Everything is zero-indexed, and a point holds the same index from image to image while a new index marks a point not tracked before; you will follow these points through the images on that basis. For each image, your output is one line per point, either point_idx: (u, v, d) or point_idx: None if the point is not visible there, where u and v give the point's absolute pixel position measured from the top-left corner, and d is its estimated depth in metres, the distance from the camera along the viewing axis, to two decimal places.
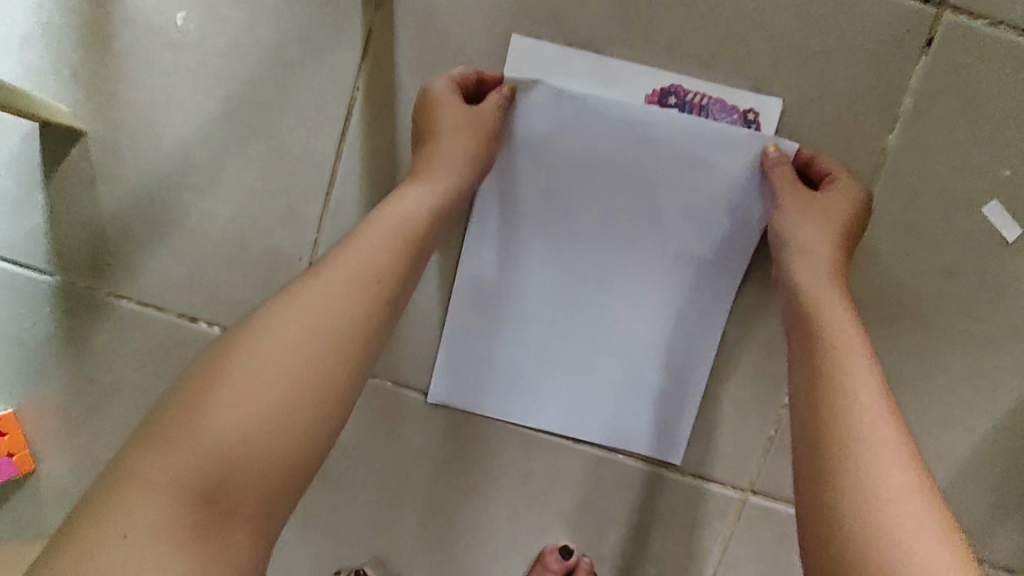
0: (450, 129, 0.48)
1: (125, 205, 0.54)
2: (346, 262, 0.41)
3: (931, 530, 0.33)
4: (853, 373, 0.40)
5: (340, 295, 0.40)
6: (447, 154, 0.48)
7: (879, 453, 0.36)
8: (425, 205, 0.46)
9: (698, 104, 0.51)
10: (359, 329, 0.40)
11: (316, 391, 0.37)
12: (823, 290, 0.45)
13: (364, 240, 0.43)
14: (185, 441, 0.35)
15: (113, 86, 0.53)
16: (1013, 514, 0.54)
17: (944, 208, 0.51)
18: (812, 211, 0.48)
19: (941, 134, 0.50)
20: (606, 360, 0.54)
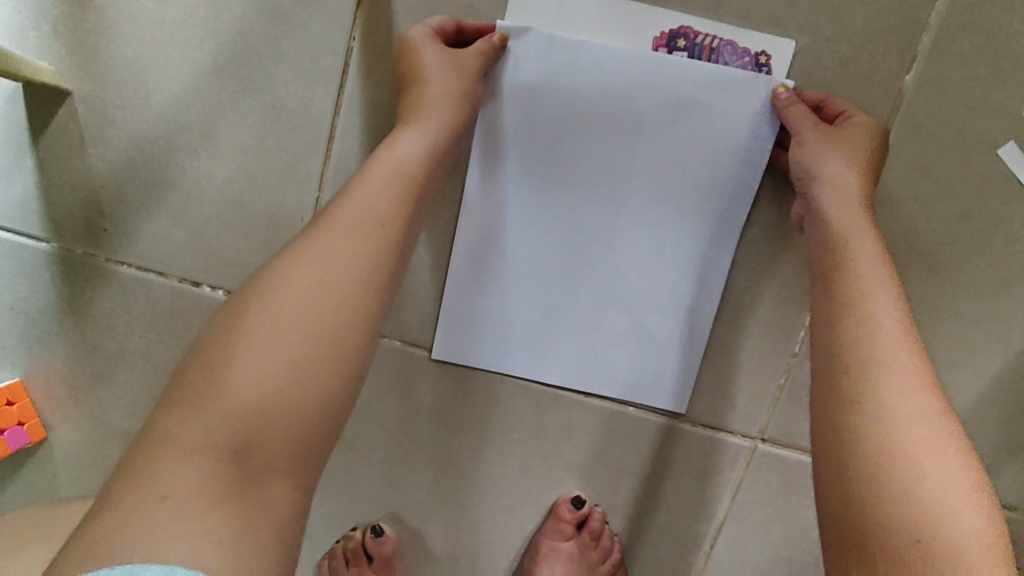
0: (436, 73, 0.46)
1: (118, 167, 0.52)
2: (352, 216, 0.40)
3: (949, 456, 0.34)
4: (873, 301, 0.40)
5: (352, 250, 0.39)
6: (434, 100, 0.45)
7: (900, 381, 0.36)
8: (418, 154, 0.43)
9: (709, 47, 0.49)
10: (371, 281, 0.39)
11: (337, 345, 0.37)
12: (851, 223, 0.43)
13: (370, 191, 0.41)
14: (213, 400, 0.35)
15: (97, 41, 0.50)
16: (1018, 454, 0.55)
17: (960, 150, 0.50)
18: (835, 144, 0.46)
19: (960, 72, 0.49)
20: (615, 313, 0.53)
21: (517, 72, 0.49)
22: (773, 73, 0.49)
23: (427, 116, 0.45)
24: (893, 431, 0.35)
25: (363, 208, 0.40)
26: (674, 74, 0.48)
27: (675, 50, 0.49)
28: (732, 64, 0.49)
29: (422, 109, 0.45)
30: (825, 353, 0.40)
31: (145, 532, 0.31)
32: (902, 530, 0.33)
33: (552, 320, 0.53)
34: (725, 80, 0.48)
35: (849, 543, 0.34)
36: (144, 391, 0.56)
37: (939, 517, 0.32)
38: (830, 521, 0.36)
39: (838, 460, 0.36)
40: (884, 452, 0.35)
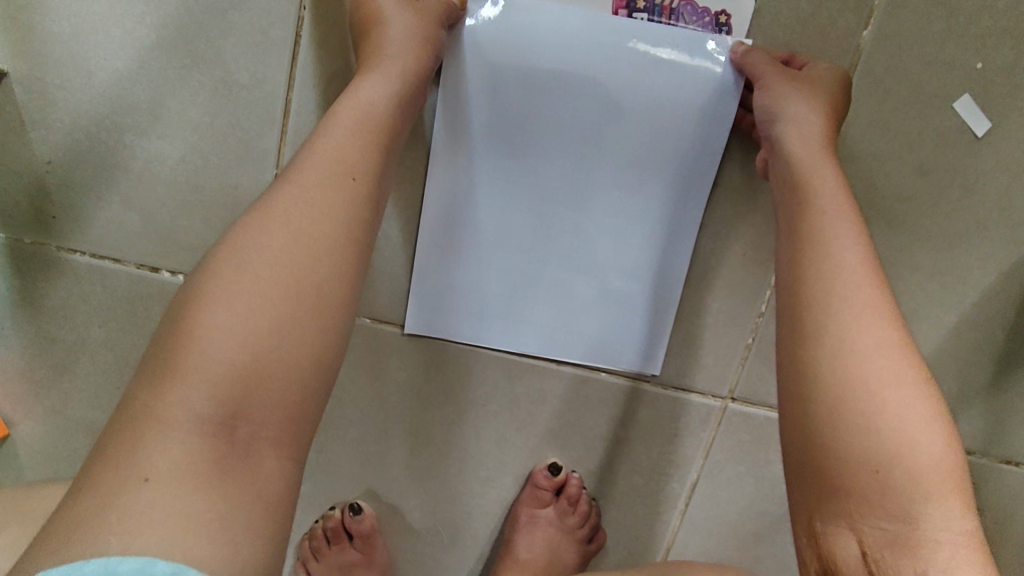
0: (393, 30, 0.44)
1: (63, 150, 0.50)
2: (316, 175, 0.39)
3: (908, 386, 0.35)
4: (836, 236, 0.40)
5: (318, 219, 0.37)
6: (390, 59, 0.43)
7: (860, 314, 0.37)
8: (382, 115, 0.42)
9: (668, 8, 0.49)
10: (341, 243, 0.38)
11: (310, 317, 0.36)
12: (815, 163, 0.43)
13: (332, 150, 0.40)
14: (189, 371, 0.34)
15: (31, 15, 0.48)
16: (975, 401, 0.57)
17: (918, 104, 0.51)
18: (798, 88, 0.45)
19: (916, 27, 0.49)
20: (586, 278, 0.53)
21: (476, 35, 0.48)
22: (732, 33, 0.49)
23: (381, 74, 0.43)
24: (857, 362, 0.36)
25: (328, 166, 0.39)
26: (637, 27, 0.48)
27: (635, 11, 0.49)
28: (692, 24, 0.49)
29: (375, 68, 0.43)
30: (789, 290, 0.40)
31: (127, 520, 0.31)
32: (862, 465, 0.34)
33: (521, 288, 0.53)
34: (689, 35, 0.48)
35: (813, 481, 0.36)
36: (107, 382, 0.54)
37: (895, 452, 0.34)
38: (794, 458, 0.37)
39: (800, 397, 0.37)
40: (846, 386, 0.35)
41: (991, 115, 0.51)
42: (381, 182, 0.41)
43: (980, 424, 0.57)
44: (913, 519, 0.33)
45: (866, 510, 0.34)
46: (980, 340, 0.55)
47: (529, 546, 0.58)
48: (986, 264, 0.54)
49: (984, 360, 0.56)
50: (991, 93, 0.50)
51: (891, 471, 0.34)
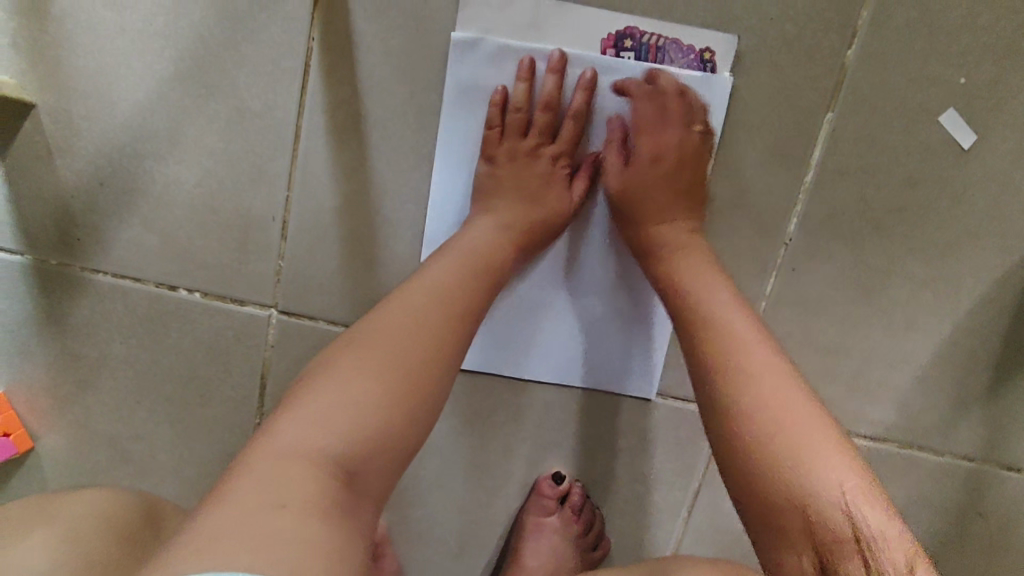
0: (522, 167, 0.51)
1: (87, 176, 0.53)
2: (434, 274, 0.46)
3: (804, 415, 0.41)
4: (715, 293, 0.48)
5: (434, 310, 0.44)
6: (511, 198, 0.51)
7: (749, 363, 0.44)
8: (494, 237, 0.50)
9: (654, 46, 0.51)
10: (453, 332, 0.44)
11: (418, 385, 0.41)
12: (683, 248, 0.50)
13: (447, 258, 0.48)
14: (313, 413, 0.38)
15: (57, 53, 0.51)
16: (973, 408, 0.58)
17: (904, 119, 0.52)
18: (631, 170, 0.52)
19: (898, 46, 0.51)
20: (600, 311, 0.56)
21: (477, 78, 0.51)
22: (716, 70, 0.51)
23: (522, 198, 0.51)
24: (756, 404, 0.42)
25: (449, 264, 0.47)
26: (624, 67, 0.51)
27: (622, 50, 0.51)
28: (677, 62, 0.51)
29: (495, 204, 0.51)
30: (694, 367, 0.46)
31: (265, 541, 0.32)
32: (804, 490, 0.39)
33: (563, 333, 0.56)
34: (674, 73, 0.51)
35: (758, 510, 0.40)
36: (127, 397, 0.57)
37: (825, 476, 0.39)
38: (748, 500, 0.41)
39: (738, 453, 0.42)
40: (757, 422, 0.41)
41: (976, 128, 0.52)
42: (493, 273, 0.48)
43: (980, 431, 0.58)
44: (854, 529, 0.37)
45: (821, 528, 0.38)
46: (976, 347, 0.56)
47: (535, 551, 0.59)
48: (978, 272, 0.55)
49: (981, 366, 0.57)
50: (974, 107, 0.52)
51: (823, 481, 0.39)
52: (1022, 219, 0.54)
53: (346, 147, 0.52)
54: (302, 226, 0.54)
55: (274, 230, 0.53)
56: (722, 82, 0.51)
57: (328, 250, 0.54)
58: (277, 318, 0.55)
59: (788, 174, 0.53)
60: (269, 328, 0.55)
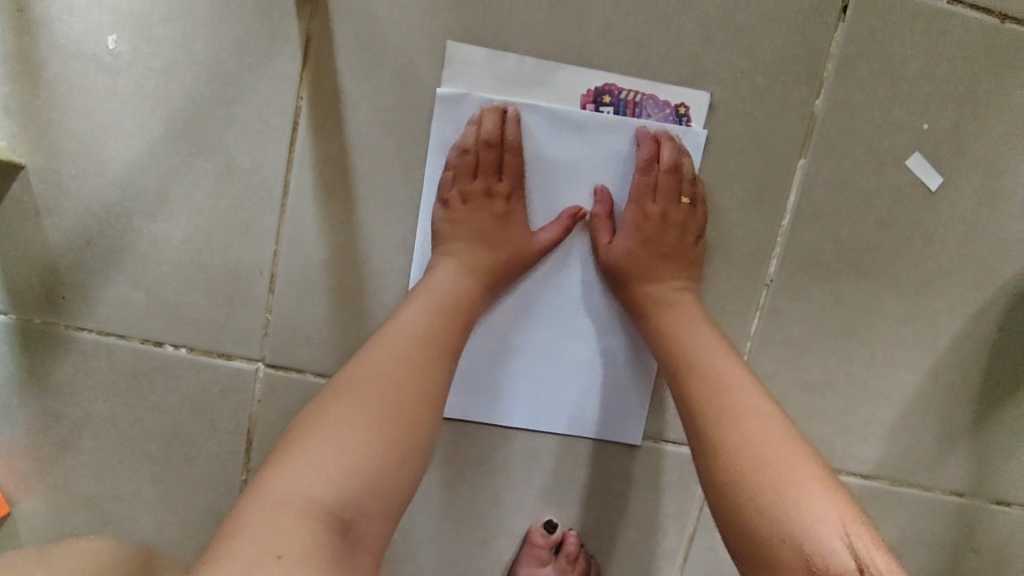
0: (480, 209, 0.52)
1: (74, 235, 0.53)
2: (416, 316, 0.47)
3: (792, 454, 0.43)
4: (701, 337, 0.50)
5: (419, 355, 0.45)
6: (474, 240, 0.51)
7: (737, 405, 0.45)
8: (464, 280, 0.50)
9: (632, 101, 0.53)
10: (439, 377, 0.45)
11: (405, 430, 0.41)
12: (670, 302, 0.52)
13: (425, 300, 0.48)
14: (306, 462, 0.38)
15: (48, 114, 0.52)
16: (960, 442, 0.58)
17: (873, 163, 0.54)
18: (627, 228, 0.53)
19: (864, 95, 0.54)
20: (584, 355, 0.56)
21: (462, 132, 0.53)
22: (692, 123, 0.53)
23: (483, 237, 0.51)
24: (744, 442, 0.43)
25: (430, 307, 0.48)
26: (604, 121, 0.53)
27: (602, 105, 0.53)
28: (654, 116, 0.53)
29: (459, 247, 0.51)
30: (685, 408, 0.48)
31: None
32: (801, 514, 0.39)
33: (535, 374, 0.56)
34: (651, 127, 0.53)
35: (751, 552, 0.40)
36: (109, 457, 0.56)
37: (819, 511, 0.39)
38: (736, 540, 0.42)
39: (727, 489, 0.43)
40: (746, 460, 0.43)
41: (941, 170, 0.55)
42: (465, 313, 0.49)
43: (968, 465, 0.59)
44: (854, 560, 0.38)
45: (818, 553, 0.38)
46: (958, 382, 0.57)
47: None
48: (955, 308, 0.57)
49: (964, 400, 0.58)
50: (938, 151, 0.54)
51: (815, 518, 0.39)
52: (992, 255, 0.56)
53: (334, 201, 0.53)
54: (291, 280, 0.54)
55: (263, 283, 0.54)
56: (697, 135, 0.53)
57: (316, 302, 0.54)
58: (265, 372, 0.55)
59: (766, 218, 0.55)
60: (257, 382, 0.55)
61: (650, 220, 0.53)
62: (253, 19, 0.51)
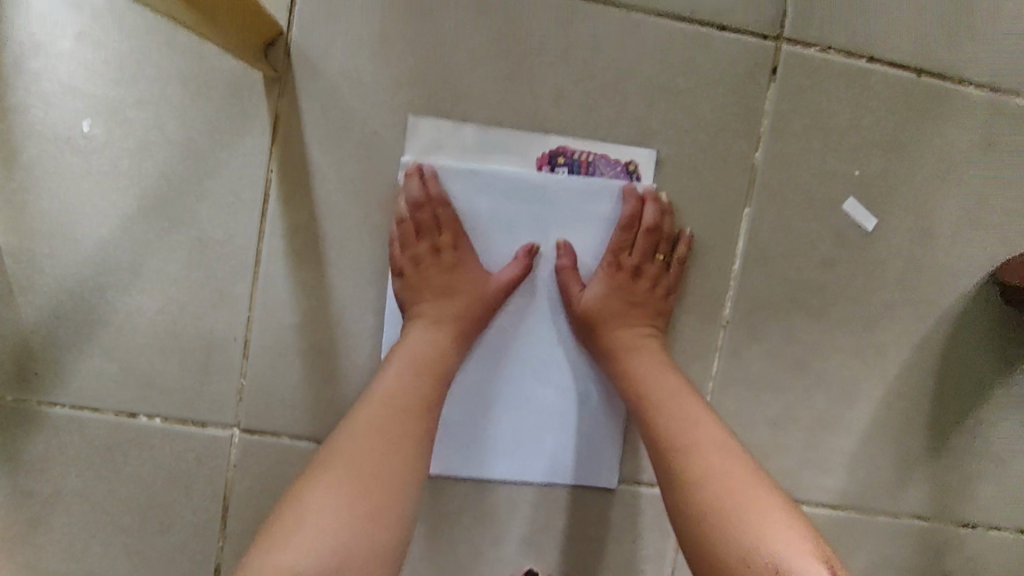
0: (432, 266, 0.54)
1: (47, 311, 0.54)
2: (394, 378, 0.50)
3: (757, 488, 0.45)
4: (668, 377, 0.52)
5: (399, 418, 0.48)
6: (434, 298, 0.54)
7: (706, 442, 0.48)
8: (433, 336, 0.52)
9: (585, 161, 0.56)
10: (419, 438, 0.48)
11: (386, 497, 0.45)
12: (637, 346, 0.55)
13: (400, 360, 0.51)
14: (293, 537, 0.41)
15: (22, 195, 0.53)
16: (916, 467, 0.61)
17: (813, 208, 0.58)
18: (604, 276, 0.56)
19: (798, 146, 0.58)
20: (556, 401, 0.58)
21: None
22: (642, 178, 0.57)
23: (441, 295, 0.54)
24: (713, 478, 0.46)
25: (407, 367, 0.50)
26: (559, 180, 0.56)
27: (557, 166, 0.56)
28: (607, 174, 0.57)
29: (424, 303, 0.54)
30: (656, 450, 0.49)
31: None
32: (776, 548, 0.42)
33: (509, 423, 0.58)
34: (604, 183, 0.56)
35: None
36: (82, 532, 0.55)
37: (785, 542, 0.42)
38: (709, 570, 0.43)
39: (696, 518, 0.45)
40: (716, 492, 0.45)
41: (875, 212, 0.59)
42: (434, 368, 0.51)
43: (926, 489, 0.61)
44: None
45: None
46: (909, 409, 0.60)
47: None
48: (899, 339, 0.60)
49: (916, 427, 0.61)
50: (870, 195, 0.59)
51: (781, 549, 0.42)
52: (928, 288, 0.60)
53: (305, 266, 0.55)
54: (265, 345, 0.55)
55: (237, 348, 0.55)
56: (648, 189, 0.57)
57: (290, 365, 0.56)
58: (240, 436, 0.56)
59: (718, 263, 0.58)
60: (232, 448, 0.56)
61: (623, 272, 0.56)
62: (223, 99, 0.54)
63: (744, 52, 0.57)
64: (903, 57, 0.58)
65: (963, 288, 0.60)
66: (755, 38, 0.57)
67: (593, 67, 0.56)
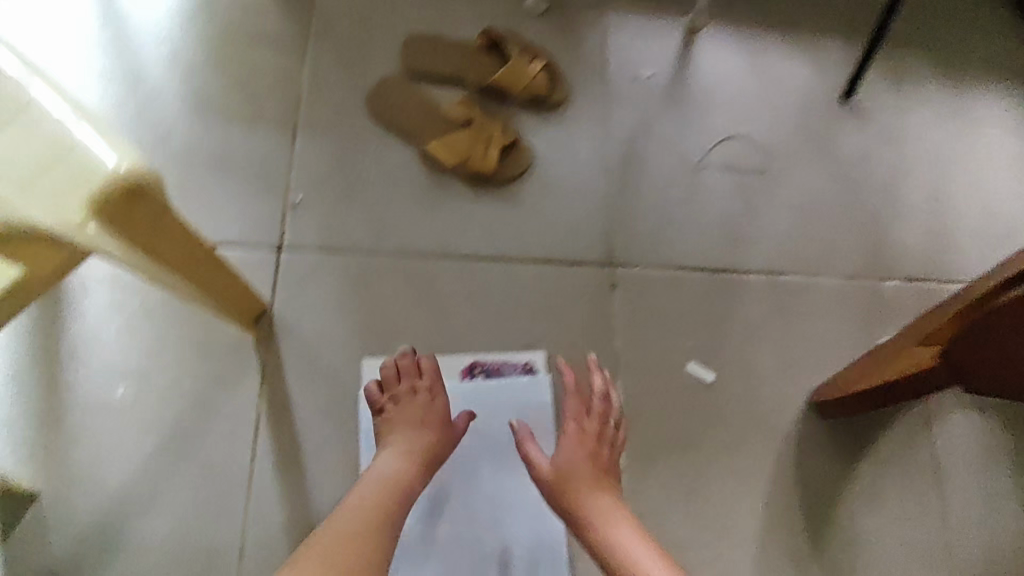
0: (395, 410, 0.68)
1: (74, 547, 0.65)
2: (360, 499, 0.58)
3: None
4: (603, 519, 0.62)
5: (355, 529, 0.55)
6: (399, 430, 0.66)
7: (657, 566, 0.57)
8: (395, 464, 0.63)
9: (495, 367, 0.77)
10: (375, 547, 0.55)
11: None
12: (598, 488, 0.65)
13: (367, 485, 0.60)
14: None
15: (62, 452, 0.68)
16: (801, 566, 0.75)
17: (667, 373, 0.79)
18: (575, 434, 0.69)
19: (645, 331, 0.80)
20: (515, 556, 0.71)
21: None
22: (539, 371, 0.77)
23: (411, 432, 0.66)
24: None
25: (369, 492, 0.59)
26: (479, 385, 0.76)
27: (475, 374, 0.76)
28: (513, 373, 0.77)
29: (394, 438, 0.66)
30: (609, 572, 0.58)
31: None
32: None
33: None
34: (512, 380, 0.76)
35: None
36: None
37: None
38: None
39: None
40: None
41: (712, 369, 0.80)
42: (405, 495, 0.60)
43: None
44: None
45: None
46: (781, 517, 0.76)
47: None
48: (758, 462, 0.77)
49: (791, 531, 0.76)
50: (706, 357, 0.80)
51: None
52: (768, 418, 0.79)
53: (289, 476, 0.70)
54: (258, 545, 0.67)
55: (234, 554, 0.67)
56: (544, 379, 0.77)
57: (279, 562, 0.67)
58: None
59: None
60: None
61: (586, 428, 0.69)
62: (222, 358, 0.73)
63: (592, 274, 0.81)
64: (702, 260, 0.83)
65: (793, 414, 0.80)
66: (597, 264, 0.81)
67: (489, 299, 0.79)
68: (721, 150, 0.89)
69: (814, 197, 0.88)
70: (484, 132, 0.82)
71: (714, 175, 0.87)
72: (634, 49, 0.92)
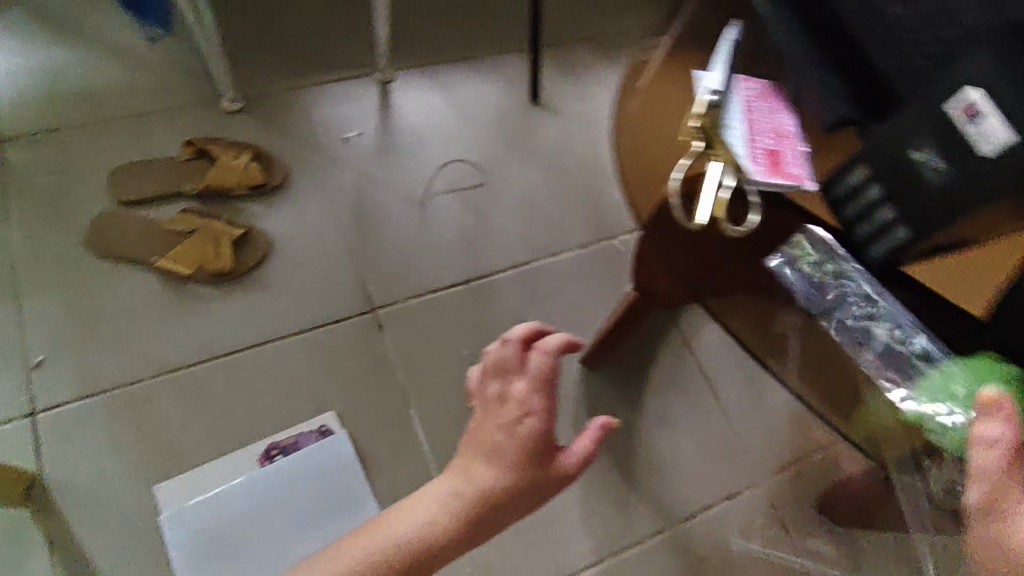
0: (510, 389, 0.50)
1: None
2: (406, 529, 0.47)
3: None
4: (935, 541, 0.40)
5: (427, 533, 0.46)
6: (495, 428, 0.48)
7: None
8: (465, 484, 0.47)
9: (290, 443, 0.80)
10: (420, 559, 0.46)
11: None
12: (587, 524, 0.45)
13: (421, 504, 0.48)
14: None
15: None
16: (624, 504, 0.83)
17: (452, 386, 0.85)
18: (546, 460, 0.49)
19: (421, 358, 0.86)
20: None
21: (190, 533, 0.73)
22: (334, 430, 0.81)
23: (498, 435, 0.48)
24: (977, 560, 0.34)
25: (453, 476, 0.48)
26: (279, 465, 0.78)
27: (273, 457, 0.79)
28: (310, 441, 0.80)
29: (470, 446, 0.50)
30: None
31: None
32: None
33: None
34: (311, 447, 0.79)
35: None
36: None
37: None
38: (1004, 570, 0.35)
39: None
40: None
41: None
42: (428, 547, 0.46)
43: (640, 513, 0.83)
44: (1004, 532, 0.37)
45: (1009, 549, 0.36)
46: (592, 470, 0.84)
47: None
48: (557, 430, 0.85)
49: (605, 478, 0.84)
50: (482, 358, 0.87)
51: None
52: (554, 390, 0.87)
53: None
54: None
55: None
56: (341, 434, 0.81)
57: None
58: None
59: (413, 453, 0.81)
60: None
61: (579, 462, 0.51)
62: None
63: (357, 324, 0.87)
64: (454, 277, 0.92)
65: (575, 376, 0.88)
66: (359, 314, 0.87)
67: (266, 383, 0.82)
68: (442, 177, 0.98)
69: (534, 189, 1.00)
70: (210, 234, 0.86)
71: (440, 200, 0.97)
72: (337, 115, 1.00)
